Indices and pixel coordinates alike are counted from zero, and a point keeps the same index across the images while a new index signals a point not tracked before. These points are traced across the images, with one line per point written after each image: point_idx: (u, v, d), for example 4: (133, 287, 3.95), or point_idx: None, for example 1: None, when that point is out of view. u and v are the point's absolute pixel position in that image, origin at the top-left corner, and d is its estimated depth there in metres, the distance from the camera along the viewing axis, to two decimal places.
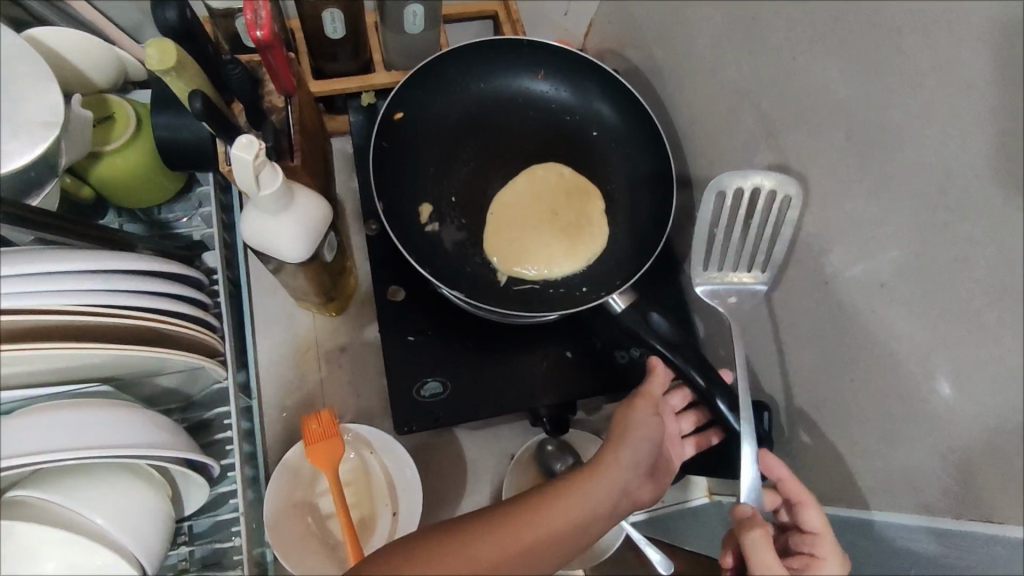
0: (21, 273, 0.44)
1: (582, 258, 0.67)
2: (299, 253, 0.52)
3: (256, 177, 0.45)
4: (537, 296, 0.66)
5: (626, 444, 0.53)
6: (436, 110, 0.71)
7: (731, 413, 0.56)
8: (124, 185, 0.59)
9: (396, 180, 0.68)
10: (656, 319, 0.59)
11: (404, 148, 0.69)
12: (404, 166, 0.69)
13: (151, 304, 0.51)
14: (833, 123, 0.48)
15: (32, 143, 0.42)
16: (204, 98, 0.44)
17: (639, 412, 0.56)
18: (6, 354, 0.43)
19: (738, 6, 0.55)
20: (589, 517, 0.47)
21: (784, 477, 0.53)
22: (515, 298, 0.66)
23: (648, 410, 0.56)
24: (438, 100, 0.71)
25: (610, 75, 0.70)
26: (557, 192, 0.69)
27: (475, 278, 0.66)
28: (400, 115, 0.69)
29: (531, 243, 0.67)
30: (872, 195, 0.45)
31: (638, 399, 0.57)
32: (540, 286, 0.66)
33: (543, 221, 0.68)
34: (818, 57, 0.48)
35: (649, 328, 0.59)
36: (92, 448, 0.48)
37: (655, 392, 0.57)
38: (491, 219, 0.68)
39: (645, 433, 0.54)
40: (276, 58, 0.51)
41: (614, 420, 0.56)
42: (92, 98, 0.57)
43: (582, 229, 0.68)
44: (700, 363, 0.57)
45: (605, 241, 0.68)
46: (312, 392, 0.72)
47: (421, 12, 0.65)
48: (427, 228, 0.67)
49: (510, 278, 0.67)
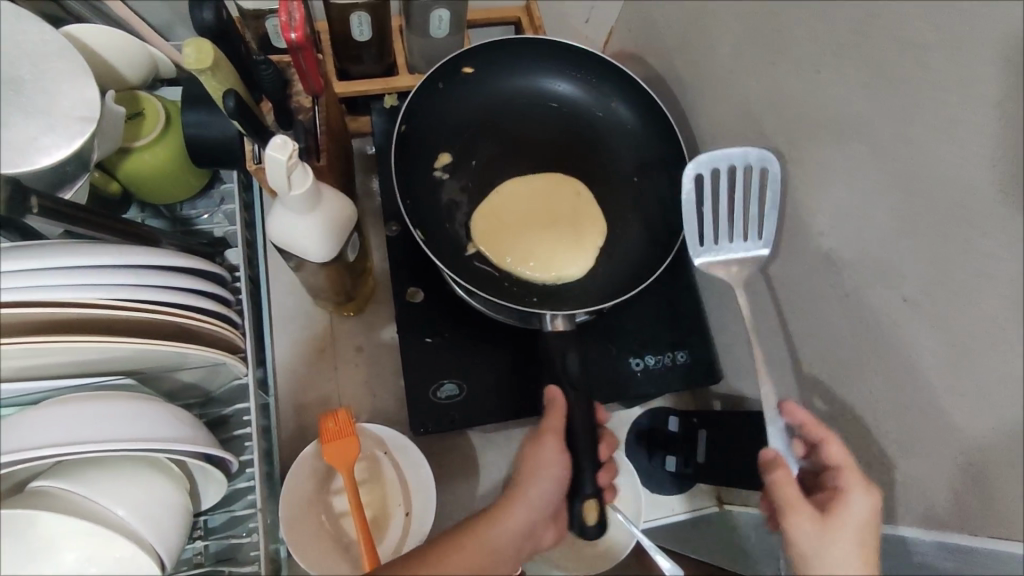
0: (56, 266, 0.45)
1: (551, 271, 0.66)
2: (325, 252, 0.53)
3: (288, 177, 0.45)
4: (491, 281, 0.66)
5: (534, 478, 0.53)
6: (497, 78, 0.73)
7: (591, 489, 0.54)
8: (151, 181, 0.60)
9: (411, 145, 0.69)
10: (570, 360, 0.58)
11: (445, 111, 0.71)
12: (425, 140, 0.70)
13: (179, 300, 0.52)
14: (858, 137, 0.48)
15: (69, 137, 0.43)
16: (238, 98, 0.45)
17: (548, 449, 0.54)
18: (39, 346, 0.44)
19: (763, 19, 0.56)
20: (496, 555, 0.49)
21: (806, 421, 0.52)
22: (472, 271, 0.66)
23: (556, 446, 0.54)
24: (500, 71, 0.73)
25: (629, 78, 0.71)
26: (564, 203, 0.69)
27: (468, 266, 0.67)
28: (471, 70, 0.72)
29: (508, 239, 0.67)
30: (896, 210, 0.45)
31: (546, 435, 0.55)
32: (497, 274, 0.66)
33: (533, 226, 0.68)
34: (841, 71, 0.49)
35: (562, 365, 0.58)
36: (118, 441, 0.48)
37: (560, 427, 0.56)
38: (491, 201, 0.69)
39: (551, 470, 0.53)
40: (306, 60, 0.51)
41: (525, 450, 0.56)
42: (125, 94, 0.57)
43: (560, 246, 0.67)
44: (587, 429, 0.55)
45: (587, 267, 0.67)
46: (328, 391, 0.72)
47: (446, 17, 0.65)
48: (436, 173, 0.69)
49: (476, 252, 0.67)
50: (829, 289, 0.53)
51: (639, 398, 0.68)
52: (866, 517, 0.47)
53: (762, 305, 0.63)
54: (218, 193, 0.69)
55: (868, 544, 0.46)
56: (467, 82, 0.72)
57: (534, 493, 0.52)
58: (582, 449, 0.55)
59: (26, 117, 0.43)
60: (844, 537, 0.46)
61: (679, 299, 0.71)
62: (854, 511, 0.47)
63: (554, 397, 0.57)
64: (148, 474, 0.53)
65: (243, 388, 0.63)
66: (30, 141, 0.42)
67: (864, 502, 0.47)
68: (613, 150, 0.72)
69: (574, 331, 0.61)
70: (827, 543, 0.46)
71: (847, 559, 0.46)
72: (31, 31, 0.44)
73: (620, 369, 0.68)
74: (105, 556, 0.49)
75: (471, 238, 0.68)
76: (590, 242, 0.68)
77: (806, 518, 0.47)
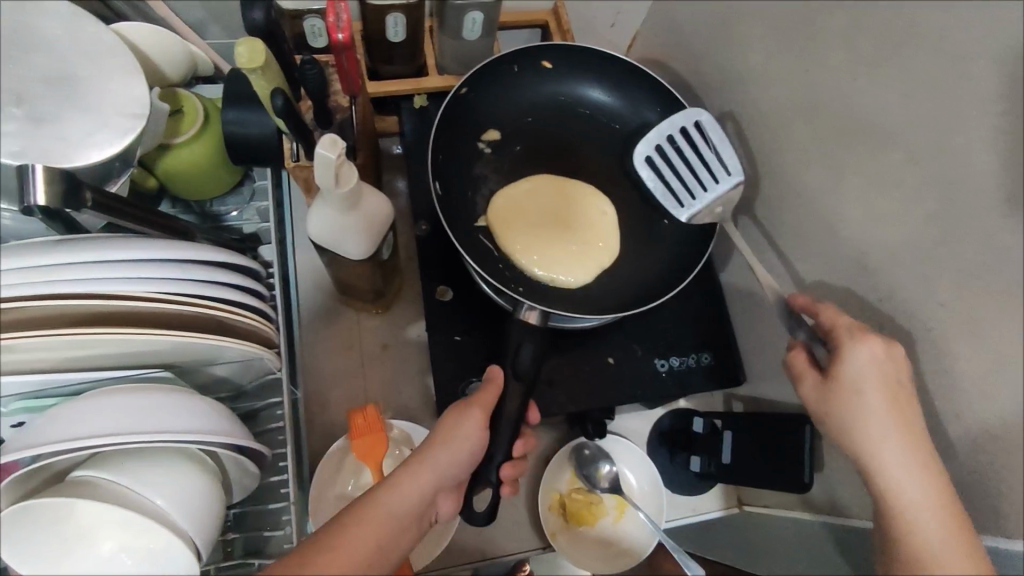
0: (108, 260, 0.46)
1: (551, 270, 0.67)
2: (362, 249, 0.54)
3: (336, 175, 0.46)
4: (485, 256, 0.68)
5: (449, 447, 0.54)
6: (572, 78, 0.75)
7: (490, 475, 0.59)
8: (187, 178, 0.61)
9: (462, 116, 0.72)
10: (524, 352, 0.60)
11: (506, 93, 0.74)
12: (473, 116, 0.73)
13: (221, 295, 0.52)
14: (894, 146, 0.48)
15: (121, 134, 0.44)
16: (285, 97, 0.48)
17: (469, 422, 0.56)
18: (90, 339, 0.45)
19: (798, 26, 0.57)
20: (405, 518, 0.48)
21: (804, 305, 0.55)
22: (474, 244, 0.68)
23: (480, 419, 0.56)
24: (575, 71, 0.75)
25: (662, 86, 0.72)
26: (578, 208, 0.70)
27: (484, 250, 0.68)
28: (551, 65, 0.74)
29: (514, 225, 0.68)
30: (934, 217, 0.46)
31: (472, 407, 0.57)
32: (497, 253, 0.68)
33: (543, 221, 0.69)
34: (879, 79, 0.49)
35: (514, 357, 0.60)
36: (162, 433, 0.49)
37: (489, 402, 0.58)
38: (525, 185, 0.70)
39: (469, 441, 0.55)
40: (349, 60, 0.53)
41: (444, 418, 0.56)
42: (166, 92, 0.58)
43: (566, 251, 0.68)
44: (512, 423, 0.59)
45: (586, 280, 0.68)
46: (354, 387, 0.73)
47: (480, 19, 0.66)
48: (479, 143, 0.72)
49: (485, 228, 0.69)
50: (860, 294, 0.54)
51: (659, 400, 0.68)
52: (865, 368, 0.48)
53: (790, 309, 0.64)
54: (248, 190, 0.69)
55: (891, 385, 0.47)
56: (541, 74, 0.75)
57: (446, 460, 0.53)
58: (503, 432, 0.60)
59: (80, 112, 0.43)
60: (852, 390, 0.49)
61: (703, 302, 0.72)
62: (854, 364, 0.49)
63: (493, 375, 0.60)
64: (185, 466, 0.54)
65: (274, 383, 0.64)
66: (84, 137, 0.43)
67: (863, 356, 0.49)
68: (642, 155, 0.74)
69: (544, 327, 0.62)
70: (834, 401, 0.51)
71: (864, 408, 0.48)
72: (87, 30, 0.45)
73: (643, 370, 0.68)
74: (139, 546, 0.49)
75: (484, 216, 0.70)
76: (595, 262, 0.68)
77: (813, 386, 0.53)
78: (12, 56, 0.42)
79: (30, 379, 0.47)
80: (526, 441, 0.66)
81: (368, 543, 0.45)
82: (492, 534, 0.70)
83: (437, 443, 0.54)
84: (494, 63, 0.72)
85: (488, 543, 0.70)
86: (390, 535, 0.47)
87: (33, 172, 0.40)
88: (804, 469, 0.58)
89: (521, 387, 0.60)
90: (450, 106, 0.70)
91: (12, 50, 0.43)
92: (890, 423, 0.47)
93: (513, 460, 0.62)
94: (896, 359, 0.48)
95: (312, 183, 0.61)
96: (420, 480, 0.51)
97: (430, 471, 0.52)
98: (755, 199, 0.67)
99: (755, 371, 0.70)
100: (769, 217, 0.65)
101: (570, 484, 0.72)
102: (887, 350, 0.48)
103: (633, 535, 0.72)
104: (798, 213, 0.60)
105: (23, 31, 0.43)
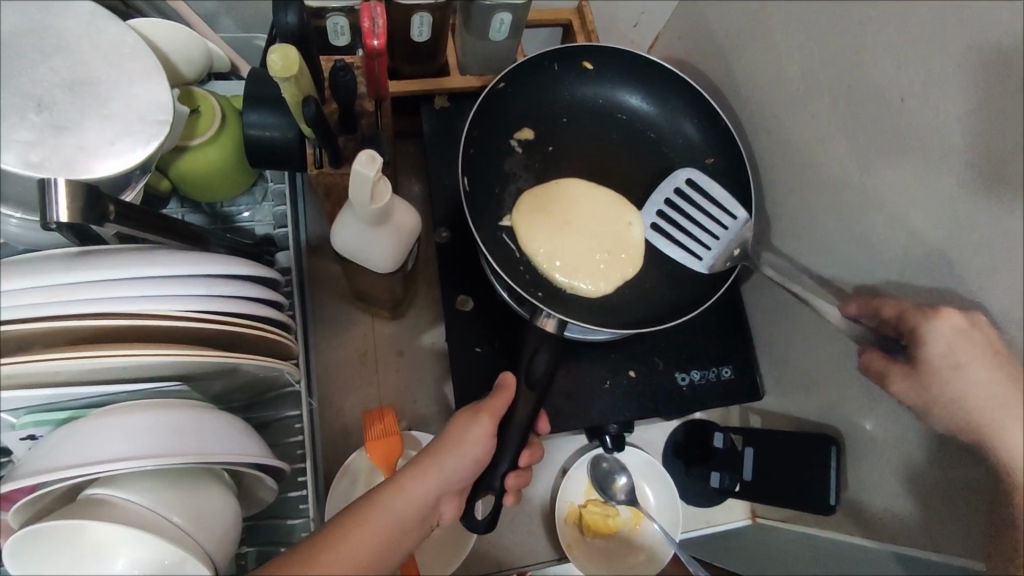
0: (134, 277, 0.43)
1: (576, 278, 0.66)
2: (387, 262, 0.52)
3: (371, 192, 0.45)
4: (511, 257, 0.67)
5: (455, 453, 0.52)
6: (613, 82, 0.74)
7: (495, 483, 0.57)
8: (203, 180, 0.58)
9: (495, 112, 0.71)
10: (539, 359, 0.59)
11: (543, 90, 0.73)
12: (506, 112, 0.71)
13: (245, 311, 0.49)
14: (947, 172, 0.47)
15: (145, 141, 0.42)
16: (318, 107, 0.48)
17: (475, 429, 0.54)
18: (116, 361, 0.43)
19: (842, 39, 0.55)
20: (405, 523, 0.47)
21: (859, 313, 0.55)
22: (497, 244, 0.67)
23: (488, 427, 0.54)
24: (616, 76, 0.74)
25: (698, 94, 0.71)
26: (601, 214, 0.68)
27: (508, 253, 0.67)
28: (592, 67, 0.73)
29: (535, 229, 0.67)
30: (985, 248, 0.44)
31: (479, 414, 0.55)
32: (519, 255, 0.67)
33: (566, 226, 0.67)
34: (930, 100, 0.48)
35: (527, 361, 0.59)
36: (187, 454, 0.47)
37: (499, 410, 0.56)
38: (552, 188, 0.69)
39: (475, 448, 0.53)
40: (380, 66, 0.52)
41: (452, 422, 0.55)
42: (180, 90, 0.55)
43: (591, 259, 0.66)
44: (521, 433, 0.57)
45: (607, 290, 0.66)
46: (368, 394, 0.72)
47: (508, 20, 0.63)
48: (512, 141, 0.71)
49: (507, 230, 0.68)
50: None
51: (679, 413, 0.67)
52: None
53: (812, 326, 0.63)
54: (260, 190, 0.66)
55: (965, 380, 0.44)
56: (582, 76, 0.74)
57: (452, 466, 0.51)
58: (511, 441, 0.57)
59: (103, 118, 0.41)
60: (950, 371, 0.46)
61: (726, 316, 0.71)
62: None
63: (506, 382, 0.58)
64: (206, 485, 0.52)
65: (290, 394, 0.62)
66: (106, 145, 0.41)
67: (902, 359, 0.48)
68: (668, 162, 0.73)
69: (560, 336, 0.60)
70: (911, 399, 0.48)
71: (976, 383, 0.44)
72: (111, 31, 0.43)
73: (666, 383, 0.68)
74: (153, 564, 0.46)
75: (509, 214, 0.68)
76: (618, 273, 0.67)
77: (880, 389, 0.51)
78: (33, 62, 0.40)
79: (45, 394, 0.45)
80: (535, 450, 0.64)
81: (365, 549, 0.44)
82: (506, 545, 0.70)
83: (443, 448, 0.52)
84: (534, 62, 0.71)
85: (505, 554, 0.70)
86: (388, 542, 0.46)
87: (55, 186, 0.38)
88: (831, 491, 0.59)
89: (533, 395, 0.58)
90: (486, 100, 0.69)
91: (32, 53, 0.40)
92: (1015, 404, 0.42)
93: (518, 468, 0.60)
94: (977, 339, 0.44)
95: (334, 189, 0.60)
96: (423, 486, 0.50)
97: (433, 477, 0.50)
98: (786, 213, 0.66)
99: (777, 384, 0.70)
100: (800, 233, 0.64)
101: (587, 496, 0.72)
102: (967, 321, 0.45)
103: (647, 543, 0.71)
104: (832, 230, 0.60)
105: (43, 31, 0.41)
